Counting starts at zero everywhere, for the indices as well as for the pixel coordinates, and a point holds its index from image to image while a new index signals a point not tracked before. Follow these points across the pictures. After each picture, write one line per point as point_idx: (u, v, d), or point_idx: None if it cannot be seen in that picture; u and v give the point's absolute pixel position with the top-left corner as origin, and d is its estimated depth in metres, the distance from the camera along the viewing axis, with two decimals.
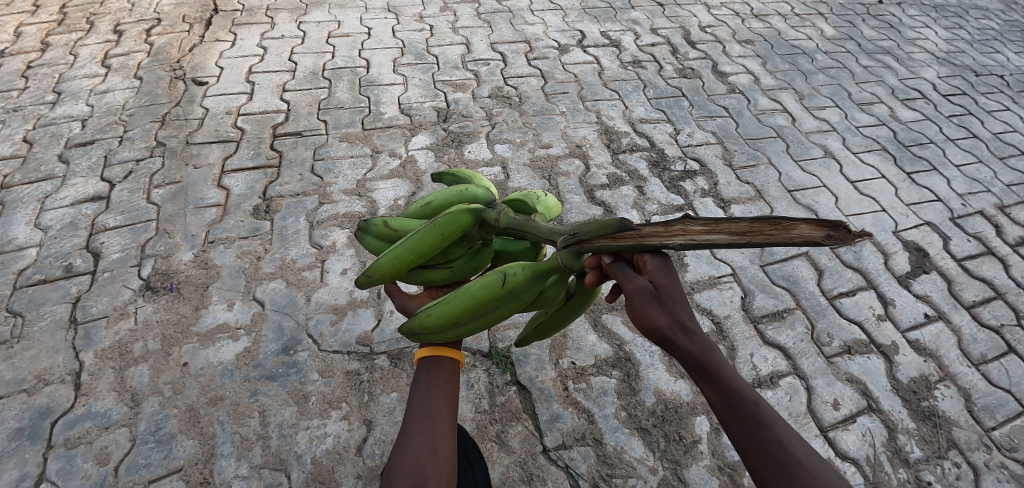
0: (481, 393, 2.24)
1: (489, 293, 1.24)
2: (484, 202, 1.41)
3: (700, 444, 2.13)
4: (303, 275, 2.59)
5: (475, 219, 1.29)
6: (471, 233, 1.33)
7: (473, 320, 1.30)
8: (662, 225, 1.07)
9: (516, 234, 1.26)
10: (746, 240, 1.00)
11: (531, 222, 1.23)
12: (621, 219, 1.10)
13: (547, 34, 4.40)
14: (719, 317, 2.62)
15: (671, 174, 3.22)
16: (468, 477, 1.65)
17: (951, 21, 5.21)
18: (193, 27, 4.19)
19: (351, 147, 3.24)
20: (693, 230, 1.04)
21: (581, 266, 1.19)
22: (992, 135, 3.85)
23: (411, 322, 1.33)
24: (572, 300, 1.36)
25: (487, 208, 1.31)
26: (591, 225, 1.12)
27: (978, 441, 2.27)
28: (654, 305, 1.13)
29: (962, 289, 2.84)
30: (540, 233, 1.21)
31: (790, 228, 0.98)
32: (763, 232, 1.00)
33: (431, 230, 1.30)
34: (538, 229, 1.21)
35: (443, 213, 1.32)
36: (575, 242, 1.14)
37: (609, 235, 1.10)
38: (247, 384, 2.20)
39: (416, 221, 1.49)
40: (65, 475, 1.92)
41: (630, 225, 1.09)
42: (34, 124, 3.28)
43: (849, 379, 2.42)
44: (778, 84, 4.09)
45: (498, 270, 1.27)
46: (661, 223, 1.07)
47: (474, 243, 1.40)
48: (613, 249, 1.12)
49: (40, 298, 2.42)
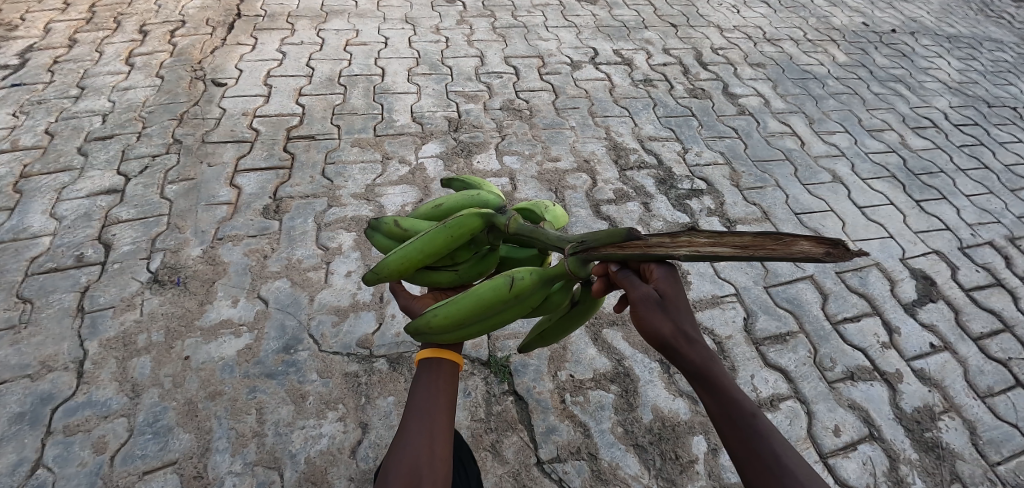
0: (478, 401, 2.23)
1: (496, 296, 1.24)
2: (494, 207, 1.43)
3: (696, 464, 2.11)
4: (308, 275, 2.61)
5: (485, 223, 1.31)
6: (480, 236, 1.34)
7: (477, 323, 1.30)
8: (669, 235, 1.05)
9: (525, 240, 1.27)
10: (748, 254, 0.98)
11: (540, 229, 1.24)
12: (630, 228, 1.08)
13: (561, 50, 4.45)
14: (721, 338, 2.59)
15: (678, 193, 3.23)
16: (462, 475, 1.68)
17: (964, 52, 5.21)
18: (216, 30, 4.29)
19: (362, 152, 3.27)
20: (698, 241, 1.02)
21: (587, 274, 1.19)
22: (1004, 167, 3.84)
23: (417, 321, 1.33)
24: (575, 309, 1.36)
25: (498, 213, 1.33)
26: (598, 233, 1.11)
27: (983, 476, 2.23)
28: (657, 313, 1.13)
29: (970, 320, 2.81)
30: (548, 239, 1.23)
31: (791, 244, 0.95)
32: (765, 246, 0.97)
33: (442, 232, 1.31)
34: (546, 235, 1.23)
35: (454, 215, 1.34)
36: (582, 250, 1.13)
37: (616, 243, 1.08)
38: (247, 380, 2.21)
39: (426, 221, 1.50)
40: (61, 462, 1.95)
41: (637, 235, 1.07)
42: (56, 117, 3.36)
43: (851, 405, 2.39)
44: (788, 107, 4.10)
45: (505, 273, 1.27)
46: (668, 233, 1.06)
47: (481, 247, 1.40)
48: (620, 258, 1.10)
49: (50, 286, 2.48)
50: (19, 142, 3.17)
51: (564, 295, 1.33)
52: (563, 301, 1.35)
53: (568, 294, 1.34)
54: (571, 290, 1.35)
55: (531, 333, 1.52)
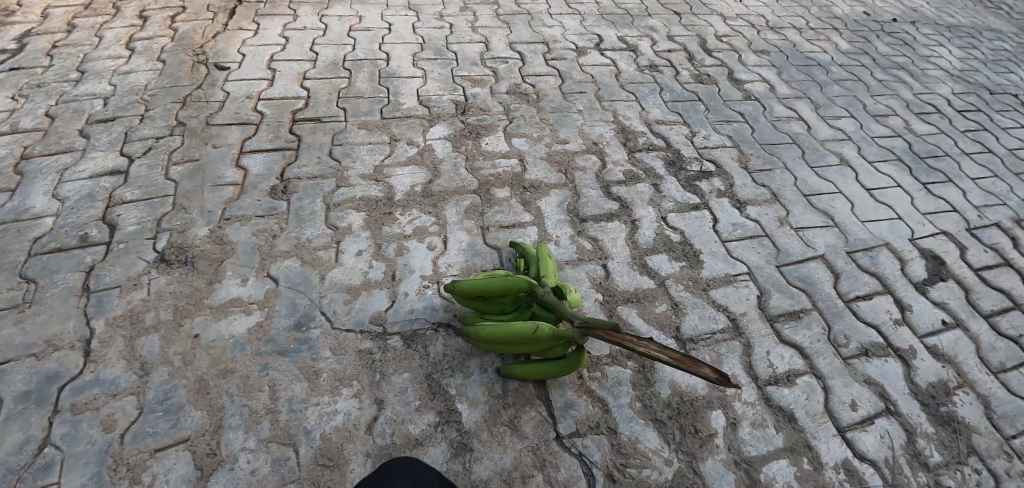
0: (494, 378, 2.18)
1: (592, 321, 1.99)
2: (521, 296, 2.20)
3: (715, 438, 2.10)
4: (317, 254, 2.56)
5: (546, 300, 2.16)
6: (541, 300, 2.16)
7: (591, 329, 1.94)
8: (636, 337, 1.80)
9: (554, 310, 2.13)
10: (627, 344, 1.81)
11: (563, 308, 2.13)
12: (613, 324, 1.89)
13: (565, 36, 4.44)
14: (735, 315, 2.54)
15: (687, 174, 3.23)
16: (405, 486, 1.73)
17: (965, 41, 5.26)
18: (218, 16, 4.24)
19: (369, 134, 3.24)
20: (625, 337, 1.82)
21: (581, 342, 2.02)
22: (1008, 151, 3.86)
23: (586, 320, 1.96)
24: (566, 360, 2.09)
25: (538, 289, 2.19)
26: (594, 318, 1.98)
27: (999, 449, 2.23)
28: None
29: (980, 298, 2.82)
30: (568, 313, 2.09)
31: (639, 342, 1.79)
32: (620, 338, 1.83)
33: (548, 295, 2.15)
34: (566, 311, 2.11)
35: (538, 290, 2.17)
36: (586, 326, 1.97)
37: (607, 329, 1.88)
38: (258, 358, 2.17)
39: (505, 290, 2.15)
40: (70, 440, 1.91)
41: (618, 329, 1.87)
42: (56, 100, 3.30)
43: (867, 380, 2.39)
44: (793, 93, 4.11)
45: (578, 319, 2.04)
46: (636, 336, 1.80)
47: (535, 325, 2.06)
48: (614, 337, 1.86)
49: (54, 266, 2.43)
50: (19, 124, 3.11)
51: (562, 350, 2.09)
52: (561, 352, 2.10)
53: (563, 351, 2.10)
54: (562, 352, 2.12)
55: (517, 372, 2.13)
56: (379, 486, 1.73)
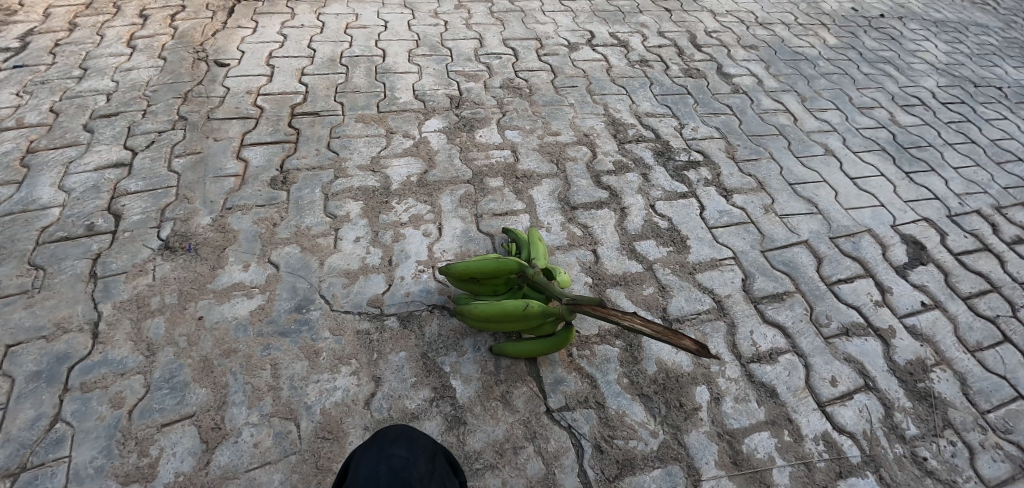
0: (487, 356, 2.27)
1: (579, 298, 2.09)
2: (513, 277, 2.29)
3: (699, 412, 2.19)
4: (317, 242, 2.65)
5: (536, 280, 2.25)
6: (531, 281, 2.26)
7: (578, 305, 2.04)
8: (620, 311, 1.88)
9: (544, 289, 2.23)
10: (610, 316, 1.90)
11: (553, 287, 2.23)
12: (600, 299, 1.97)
13: (558, 33, 4.54)
14: (720, 296, 2.63)
15: (675, 164, 3.33)
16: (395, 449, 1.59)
17: (951, 36, 5.37)
18: (217, 14, 4.33)
19: (367, 127, 3.33)
20: (609, 311, 1.91)
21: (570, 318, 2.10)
22: (990, 141, 3.96)
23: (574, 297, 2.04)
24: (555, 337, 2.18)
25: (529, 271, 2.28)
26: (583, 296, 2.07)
27: (974, 422, 2.31)
28: None
29: (959, 281, 2.91)
30: (556, 292, 2.19)
31: (620, 315, 1.88)
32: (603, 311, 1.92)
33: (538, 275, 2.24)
34: (555, 290, 2.20)
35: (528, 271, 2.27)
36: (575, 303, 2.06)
37: (594, 305, 1.96)
38: (260, 339, 2.26)
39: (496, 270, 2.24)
40: (80, 416, 1.99)
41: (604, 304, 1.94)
42: (60, 96, 3.39)
43: (847, 358, 2.47)
44: (781, 86, 4.21)
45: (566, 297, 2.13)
46: (619, 310, 1.88)
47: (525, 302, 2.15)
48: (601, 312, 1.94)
49: (62, 253, 2.51)
50: (24, 119, 3.20)
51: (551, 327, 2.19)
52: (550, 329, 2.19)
53: (552, 328, 2.19)
54: (551, 329, 2.21)
55: (507, 350, 2.22)
56: (376, 448, 1.58)
